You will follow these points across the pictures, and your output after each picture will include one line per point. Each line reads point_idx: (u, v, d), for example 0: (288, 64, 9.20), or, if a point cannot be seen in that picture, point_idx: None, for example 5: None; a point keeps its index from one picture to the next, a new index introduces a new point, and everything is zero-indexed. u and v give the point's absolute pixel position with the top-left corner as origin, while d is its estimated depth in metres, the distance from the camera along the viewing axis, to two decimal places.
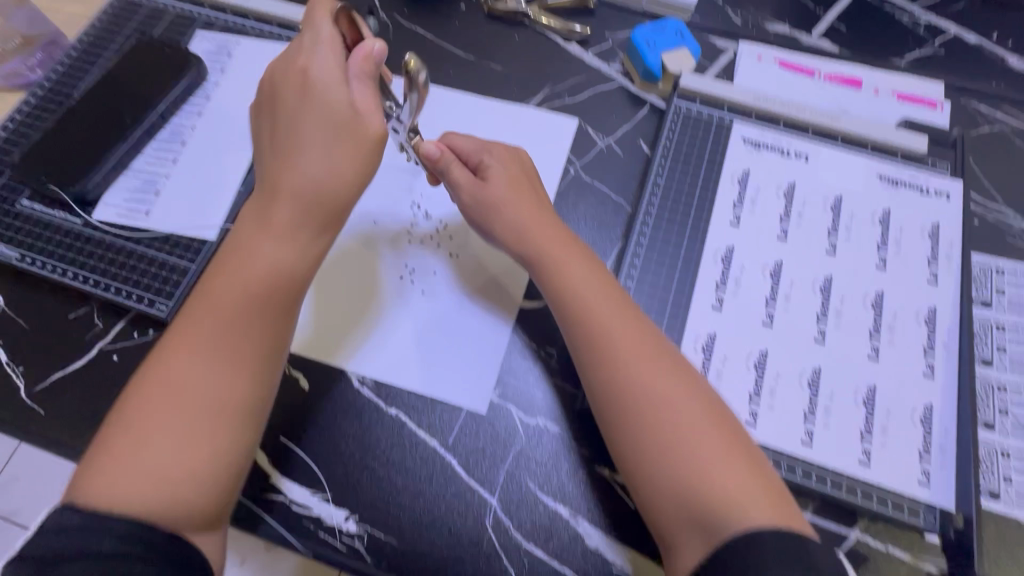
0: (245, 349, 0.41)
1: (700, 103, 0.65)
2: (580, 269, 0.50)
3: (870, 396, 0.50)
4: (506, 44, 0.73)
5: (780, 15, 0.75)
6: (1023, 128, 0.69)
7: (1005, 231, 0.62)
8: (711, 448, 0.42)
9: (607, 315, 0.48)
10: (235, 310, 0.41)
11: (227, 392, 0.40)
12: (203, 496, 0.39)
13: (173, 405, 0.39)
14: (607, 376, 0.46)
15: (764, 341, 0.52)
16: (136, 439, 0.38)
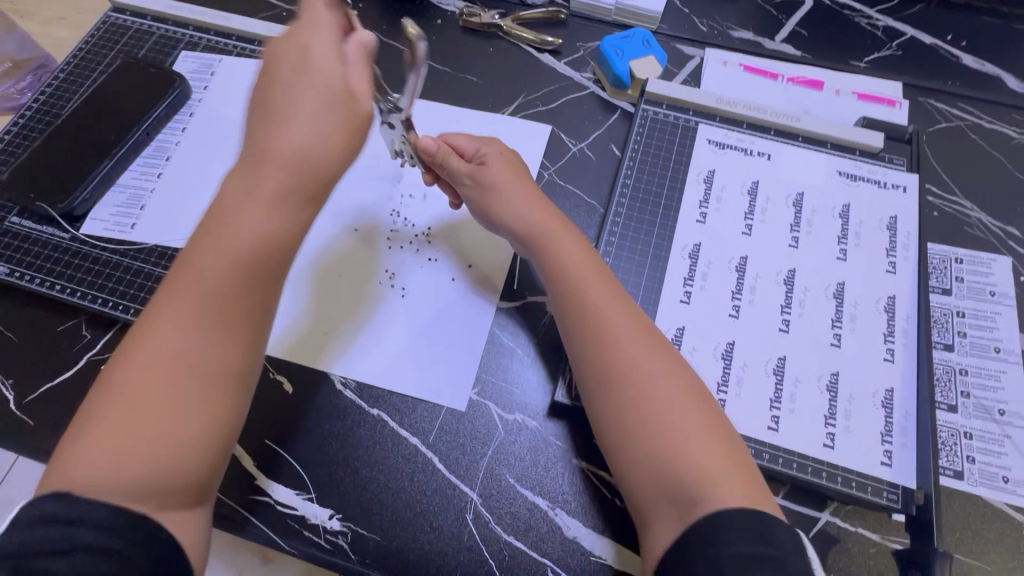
0: (230, 318, 0.39)
1: (666, 107, 0.67)
2: (573, 251, 0.52)
3: (833, 382, 0.52)
4: (481, 56, 0.75)
5: (743, 22, 0.78)
6: (979, 123, 0.71)
7: (963, 222, 0.64)
8: (687, 424, 0.44)
9: (595, 293, 0.50)
10: (216, 276, 0.38)
11: (208, 367, 0.38)
12: (187, 474, 0.37)
13: (147, 382, 0.37)
14: (597, 356, 0.47)
15: (732, 333, 0.54)
16: (109, 419, 0.36)
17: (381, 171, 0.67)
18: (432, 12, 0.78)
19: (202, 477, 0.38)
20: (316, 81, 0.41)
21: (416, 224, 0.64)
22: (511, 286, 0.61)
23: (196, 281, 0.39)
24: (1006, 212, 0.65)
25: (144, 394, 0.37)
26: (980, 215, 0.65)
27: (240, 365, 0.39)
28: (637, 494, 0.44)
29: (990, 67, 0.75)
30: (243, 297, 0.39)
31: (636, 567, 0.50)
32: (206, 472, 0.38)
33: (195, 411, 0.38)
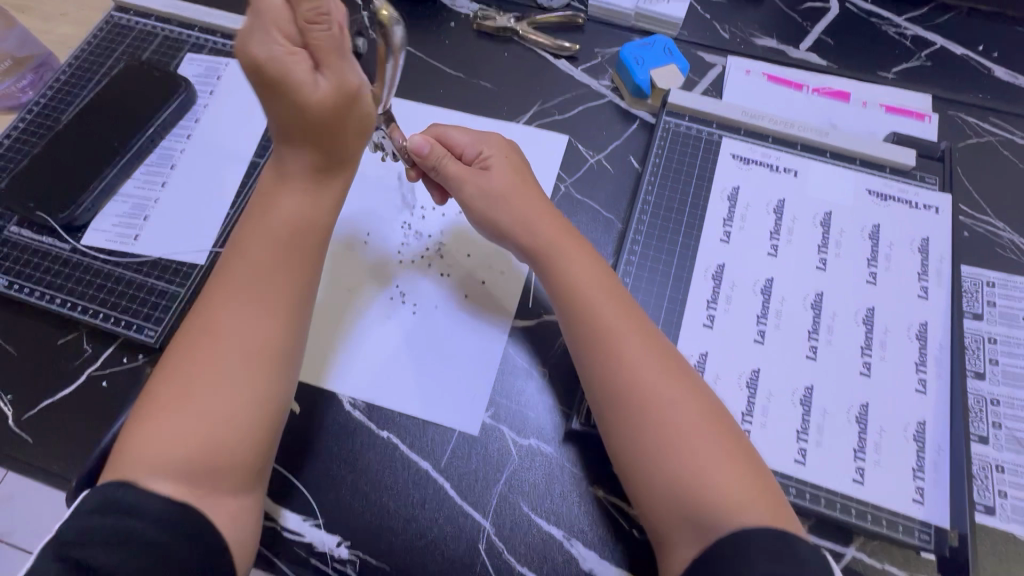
0: (274, 293, 0.44)
1: (689, 119, 0.64)
2: (579, 259, 0.50)
3: (862, 413, 0.50)
4: (495, 62, 0.73)
5: (767, 29, 0.76)
6: (1010, 139, 0.69)
7: (994, 243, 0.62)
8: (695, 442, 0.42)
9: (599, 305, 0.48)
10: (263, 259, 0.44)
11: (258, 342, 0.43)
12: (237, 448, 0.40)
13: (201, 362, 0.41)
14: (600, 365, 0.46)
15: (757, 360, 0.52)
16: (168, 399, 0.40)
17: (393, 181, 0.65)
18: (445, 14, 0.75)
19: (253, 455, 0.41)
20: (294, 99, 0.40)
21: (428, 239, 0.62)
22: (526, 305, 0.59)
23: (239, 268, 0.44)
24: None
25: (202, 372, 0.41)
26: (1013, 236, 0.63)
27: (286, 343, 0.44)
28: (650, 511, 0.43)
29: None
30: (284, 282, 0.45)
31: None
32: (260, 440, 0.42)
33: (244, 389, 0.41)
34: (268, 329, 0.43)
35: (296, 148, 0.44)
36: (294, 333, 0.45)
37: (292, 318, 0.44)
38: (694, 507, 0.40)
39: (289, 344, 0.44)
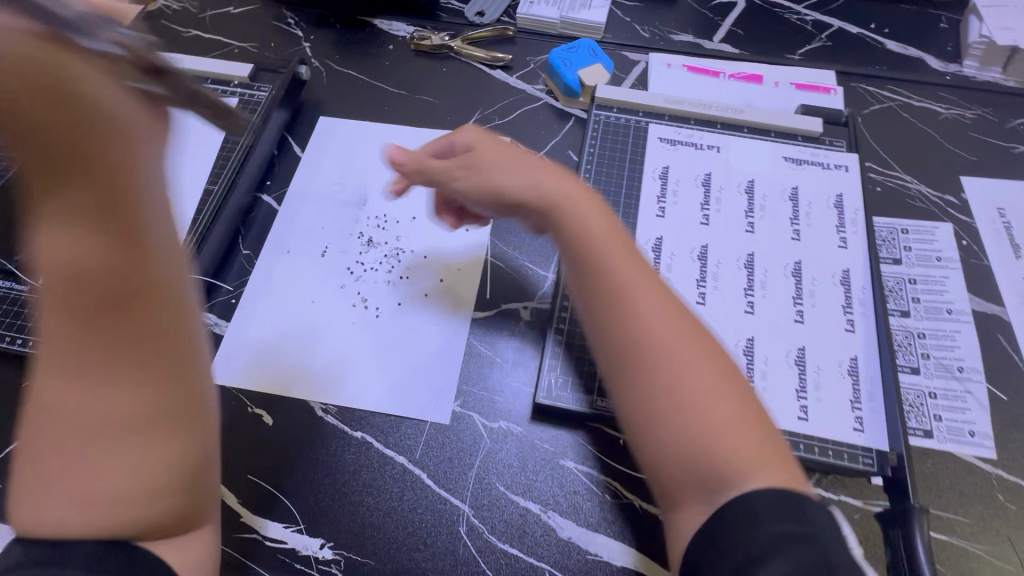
0: (125, 350, 0.35)
1: (617, 110, 0.69)
2: (599, 227, 0.47)
3: (800, 356, 0.54)
4: (434, 75, 0.79)
5: (682, 27, 0.84)
6: (909, 102, 0.76)
7: (905, 194, 0.68)
8: (688, 394, 0.40)
9: (605, 261, 0.45)
10: (78, 307, 0.34)
11: (128, 406, 0.35)
12: (145, 517, 0.34)
13: (54, 435, 0.34)
14: (603, 316, 0.44)
15: (699, 319, 0.55)
16: (33, 491, 0.33)
17: (349, 195, 0.69)
18: (384, 38, 0.82)
19: (169, 517, 0.36)
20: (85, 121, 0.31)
21: (383, 245, 0.66)
22: (483, 297, 0.62)
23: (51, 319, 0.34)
24: (942, 182, 0.70)
25: (67, 457, 0.34)
26: (919, 186, 0.69)
27: (173, 394, 0.36)
28: (661, 470, 0.40)
29: (912, 50, 0.81)
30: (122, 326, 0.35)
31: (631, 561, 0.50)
32: (174, 501, 0.36)
33: (124, 456, 0.34)
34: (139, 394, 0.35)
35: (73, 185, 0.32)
36: (180, 382, 0.37)
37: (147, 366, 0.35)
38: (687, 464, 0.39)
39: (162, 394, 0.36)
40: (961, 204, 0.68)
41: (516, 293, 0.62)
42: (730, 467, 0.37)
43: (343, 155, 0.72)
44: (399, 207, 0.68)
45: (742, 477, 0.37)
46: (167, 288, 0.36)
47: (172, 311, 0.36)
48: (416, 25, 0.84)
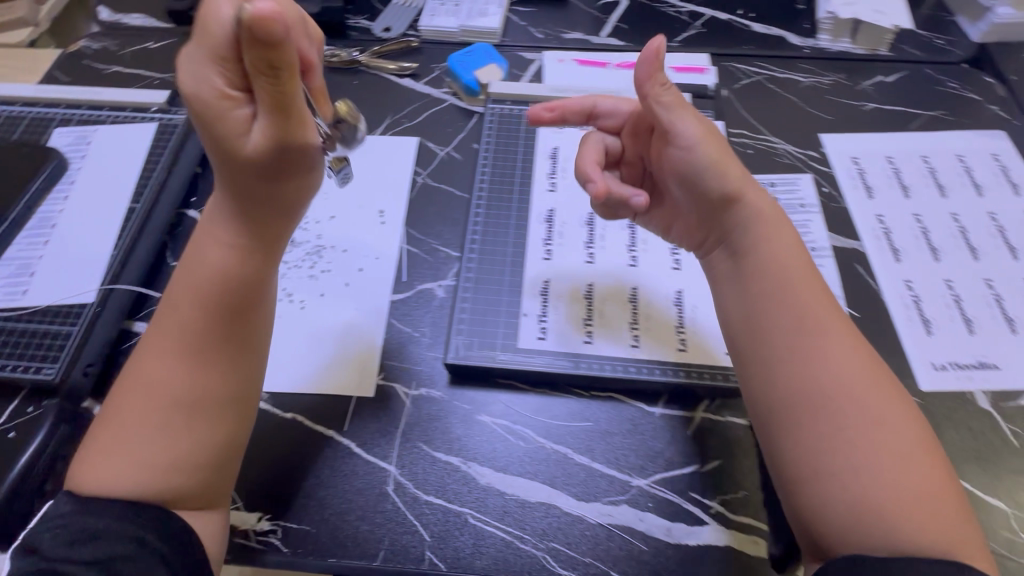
0: (206, 353, 0.49)
1: (511, 103, 0.77)
2: (774, 249, 0.52)
3: (677, 297, 0.63)
4: (346, 88, 0.85)
5: (572, 26, 0.93)
6: (775, 75, 0.86)
7: (772, 154, 0.77)
8: (876, 444, 0.44)
9: (785, 307, 0.50)
10: (197, 329, 0.49)
11: (187, 400, 0.48)
12: (186, 484, 0.47)
13: (139, 410, 0.48)
14: (763, 371, 0.49)
15: (589, 276, 0.65)
16: (114, 439, 0.47)
17: None
18: None
19: (200, 489, 0.48)
20: (233, 162, 0.45)
21: (304, 244, 0.71)
22: (401, 280, 0.68)
23: (174, 330, 0.50)
24: (804, 141, 0.79)
25: (142, 425, 0.47)
26: (785, 146, 0.78)
27: (224, 393, 0.50)
28: (822, 524, 0.44)
29: (776, 30, 0.91)
30: (224, 339, 0.50)
31: (545, 495, 0.55)
32: (205, 478, 0.48)
33: (180, 437, 0.48)
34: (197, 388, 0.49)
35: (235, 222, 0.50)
36: (234, 386, 0.50)
37: (227, 373, 0.50)
38: (862, 523, 0.43)
39: (224, 394, 0.50)
40: (821, 158, 0.77)
41: (431, 273, 0.68)
42: (921, 513, 0.43)
43: None
44: (318, 208, 0.73)
45: (930, 547, 0.42)
46: (243, 313, 0.51)
47: (258, 328, 0.52)
48: (326, 44, 0.90)
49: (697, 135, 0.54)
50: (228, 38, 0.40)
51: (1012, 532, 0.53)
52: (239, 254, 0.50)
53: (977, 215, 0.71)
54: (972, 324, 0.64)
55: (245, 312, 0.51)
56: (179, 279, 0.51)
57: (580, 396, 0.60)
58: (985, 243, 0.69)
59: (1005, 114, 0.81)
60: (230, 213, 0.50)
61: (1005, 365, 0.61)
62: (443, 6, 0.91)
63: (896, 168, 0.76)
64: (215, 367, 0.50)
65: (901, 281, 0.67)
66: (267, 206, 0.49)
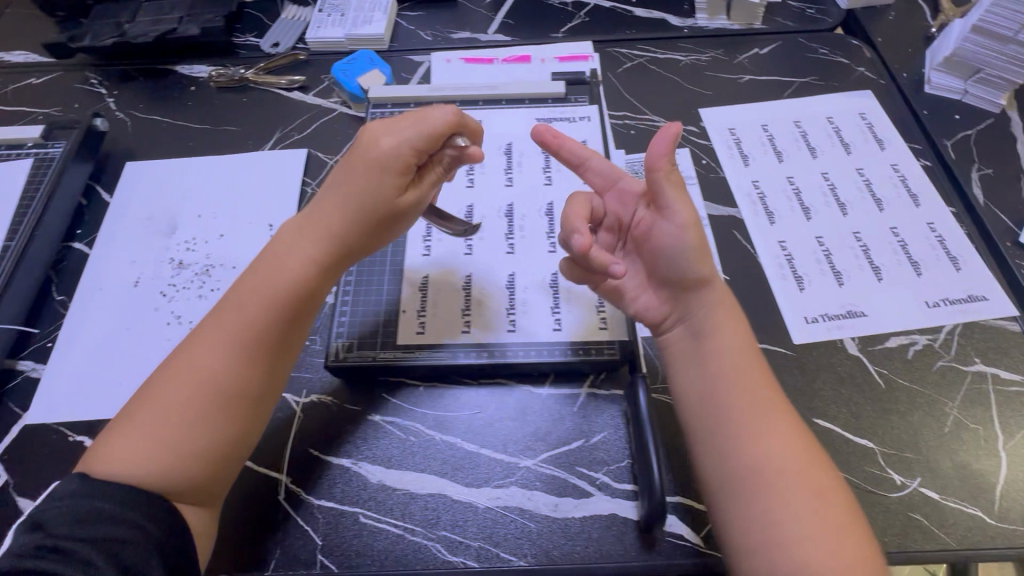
0: (259, 351, 0.52)
1: (390, 106, 0.79)
2: (728, 333, 0.53)
3: (554, 279, 0.65)
4: (235, 107, 0.85)
5: (460, 26, 0.94)
6: (656, 57, 0.88)
7: (653, 132, 0.80)
8: (817, 516, 0.44)
9: (739, 386, 0.50)
10: (243, 327, 0.52)
11: (230, 392, 0.51)
12: (197, 475, 0.49)
13: (172, 394, 0.50)
14: (721, 445, 0.48)
15: (468, 267, 0.66)
16: (142, 420, 0.49)
17: (158, 228, 0.74)
18: (185, 82, 0.88)
19: (212, 480, 0.50)
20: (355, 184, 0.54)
21: (192, 265, 0.70)
22: None
23: (227, 323, 0.52)
24: (684, 117, 0.81)
25: (174, 408, 0.49)
26: (666, 123, 0.81)
27: (260, 392, 0.52)
28: None
29: (656, 13, 0.93)
30: (262, 345, 0.52)
31: (435, 486, 0.56)
32: (218, 471, 0.50)
33: (207, 426, 0.49)
34: (239, 383, 0.51)
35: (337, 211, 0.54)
36: (266, 387, 0.53)
37: (261, 375, 0.52)
38: None
39: (252, 394, 0.52)
40: (700, 132, 0.80)
41: None
42: None
43: (152, 192, 0.77)
44: (207, 227, 0.73)
45: None
46: (302, 316, 0.54)
47: (299, 337, 0.55)
48: (214, 64, 0.90)
49: (689, 221, 0.51)
50: (443, 119, 0.55)
51: (875, 468, 0.56)
52: (317, 267, 0.54)
53: (846, 172, 0.75)
54: (841, 275, 0.67)
55: (291, 324, 0.54)
56: (253, 272, 0.54)
57: (467, 385, 0.62)
58: (852, 198, 0.72)
59: (872, 74, 0.85)
60: (349, 207, 0.54)
61: (872, 311, 0.64)
62: (329, 16, 0.92)
63: (770, 134, 0.79)
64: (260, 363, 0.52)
65: (776, 242, 0.69)
66: (363, 229, 0.55)
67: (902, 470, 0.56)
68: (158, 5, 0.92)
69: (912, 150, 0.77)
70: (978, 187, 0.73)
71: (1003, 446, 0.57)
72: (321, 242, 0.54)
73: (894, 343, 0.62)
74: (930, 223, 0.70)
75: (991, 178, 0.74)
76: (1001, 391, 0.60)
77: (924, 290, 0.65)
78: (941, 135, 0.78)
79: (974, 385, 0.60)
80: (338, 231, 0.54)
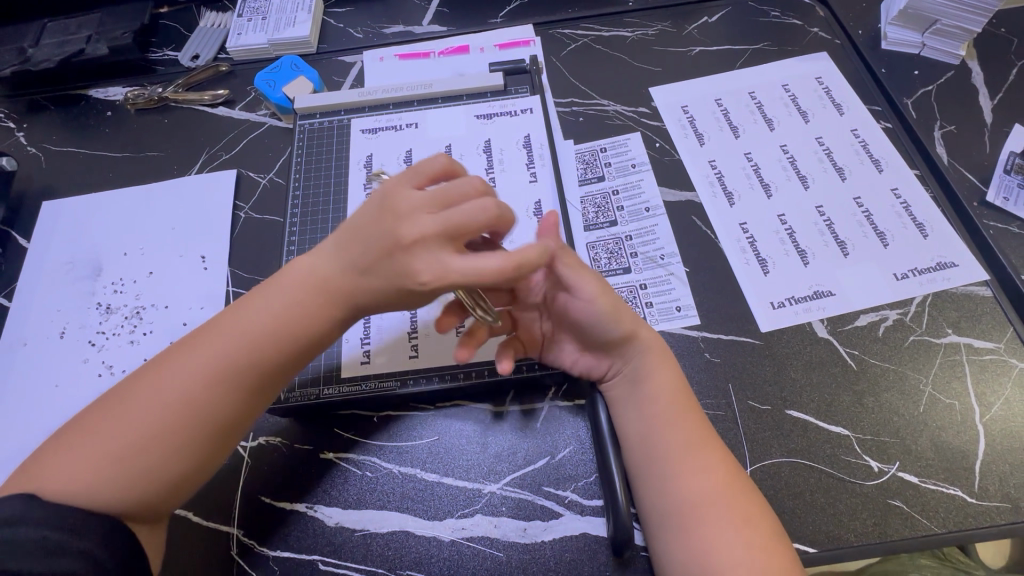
0: (239, 383, 0.46)
1: (319, 115, 0.74)
2: (663, 369, 0.53)
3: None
4: (156, 129, 0.79)
5: (393, 19, 0.88)
6: (601, 35, 0.83)
7: (603, 117, 0.75)
8: (744, 533, 0.45)
9: (673, 417, 0.50)
10: (223, 358, 0.46)
11: (198, 417, 0.45)
12: (144, 495, 0.44)
13: (136, 413, 0.44)
14: (654, 483, 0.49)
15: None
16: (101, 426, 0.44)
17: (83, 271, 0.69)
18: (101, 107, 0.82)
19: (159, 504, 0.45)
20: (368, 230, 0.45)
21: (121, 307, 0.66)
22: None
23: (220, 348, 0.46)
24: (634, 97, 0.77)
25: (138, 420, 0.44)
26: (616, 106, 0.76)
27: (229, 423, 0.46)
28: None
29: None
30: (239, 383, 0.46)
31: (396, 522, 0.53)
32: (168, 495, 0.45)
33: (168, 451, 0.44)
34: (210, 414, 0.45)
35: (340, 254, 0.47)
36: (241, 422, 0.47)
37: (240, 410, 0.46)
38: None
39: (227, 426, 0.47)
40: (652, 112, 0.75)
41: None
42: None
43: (72, 231, 0.72)
44: (135, 265, 0.68)
45: None
46: (289, 360, 0.48)
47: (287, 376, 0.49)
48: (130, 85, 0.83)
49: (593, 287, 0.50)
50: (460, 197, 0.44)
51: (852, 456, 0.54)
52: (313, 316, 0.47)
53: (805, 142, 0.71)
54: (806, 254, 0.64)
55: (282, 368, 0.47)
56: (256, 296, 0.48)
57: (424, 411, 0.58)
58: (813, 170, 0.69)
59: (827, 34, 0.80)
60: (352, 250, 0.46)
61: (839, 290, 0.61)
62: (249, 21, 0.85)
63: (725, 108, 0.75)
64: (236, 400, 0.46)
65: (737, 225, 0.66)
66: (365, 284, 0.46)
67: (879, 455, 0.54)
68: (62, 24, 0.84)
69: (873, 113, 0.73)
70: (941, 146, 0.70)
71: (980, 420, 0.55)
72: (311, 274, 0.47)
73: (864, 322, 0.60)
74: (895, 189, 0.67)
75: (954, 135, 0.71)
76: (975, 360, 0.58)
77: (892, 262, 0.62)
78: (901, 93, 0.74)
79: (948, 358, 0.58)
80: (328, 271, 0.47)
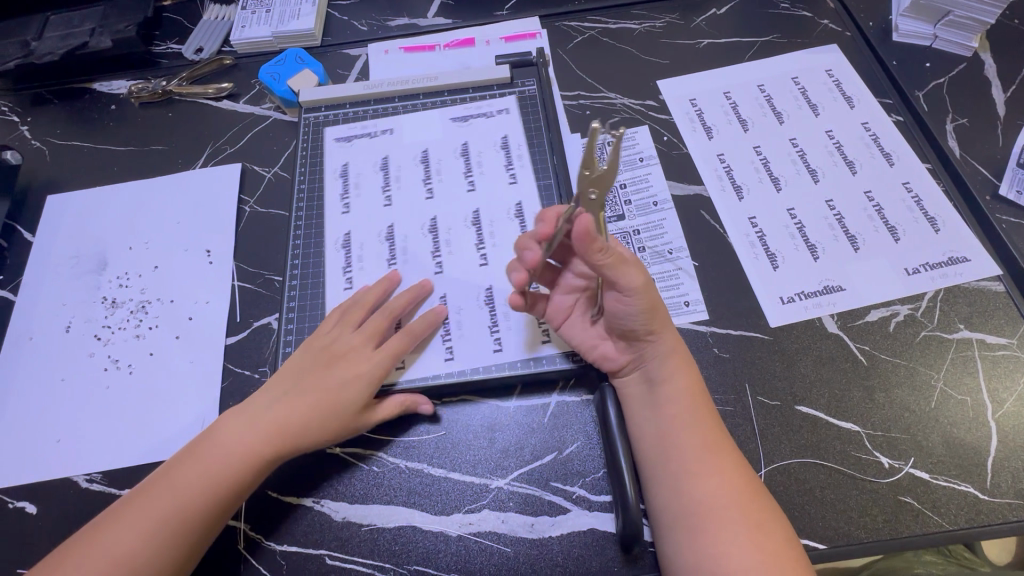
0: (203, 510, 0.49)
1: (324, 109, 0.74)
2: (676, 367, 0.53)
3: (488, 295, 0.61)
4: (160, 123, 0.79)
5: (397, 11, 0.87)
6: (608, 27, 0.82)
7: (610, 110, 0.74)
8: (752, 530, 0.45)
9: (686, 415, 0.51)
10: (191, 496, 0.49)
11: (161, 548, 0.48)
12: None
13: (110, 545, 0.47)
14: (665, 479, 0.49)
15: (443, 286, 0.62)
16: (81, 556, 0.47)
17: (87, 265, 0.68)
18: (104, 101, 0.81)
19: None
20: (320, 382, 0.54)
21: (126, 302, 0.66)
22: (234, 320, 0.64)
23: (191, 476, 0.50)
24: (641, 90, 0.76)
25: (112, 550, 0.47)
26: (623, 99, 0.75)
27: (189, 551, 0.49)
28: None
29: None
30: (205, 511, 0.49)
31: (403, 516, 0.53)
32: None
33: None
34: (173, 543, 0.48)
35: (298, 398, 0.53)
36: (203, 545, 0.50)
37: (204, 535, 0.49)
38: None
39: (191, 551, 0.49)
40: (659, 106, 0.75)
41: (266, 307, 0.64)
42: None
43: (77, 225, 0.71)
44: (139, 259, 0.68)
45: None
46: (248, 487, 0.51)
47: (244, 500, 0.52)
48: (134, 78, 0.83)
49: (640, 286, 0.48)
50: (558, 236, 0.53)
51: (863, 452, 0.53)
52: (269, 451, 0.52)
53: (815, 136, 0.70)
54: (815, 249, 0.63)
55: (241, 492, 0.51)
56: (219, 429, 0.53)
57: (430, 405, 0.58)
58: (823, 164, 0.68)
59: (837, 26, 0.79)
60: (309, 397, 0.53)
61: (849, 285, 0.61)
62: (253, 13, 0.84)
63: (733, 102, 0.74)
64: (200, 526, 0.49)
65: (746, 219, 0.65)
66: (320, 419, 0.52)
67: (890, 452, 0.53)
68: (66, 17, 0.84)
69: (883, 106, 0.72)
70: (953, 140, 0.69)
71: (993, 416, 0.54)
72: (280, 418, 0.52)
73: (874, 317, 0.59)
74: (906, 183, 0.66)
75: (967, 128, 0.70)
76: (987, 356, 0.57)
77: (903, 257, 0.62)
78: (913, 86, 0.73)
79: (960, 354, 0.57)
80: (294, 416, 0.52)
